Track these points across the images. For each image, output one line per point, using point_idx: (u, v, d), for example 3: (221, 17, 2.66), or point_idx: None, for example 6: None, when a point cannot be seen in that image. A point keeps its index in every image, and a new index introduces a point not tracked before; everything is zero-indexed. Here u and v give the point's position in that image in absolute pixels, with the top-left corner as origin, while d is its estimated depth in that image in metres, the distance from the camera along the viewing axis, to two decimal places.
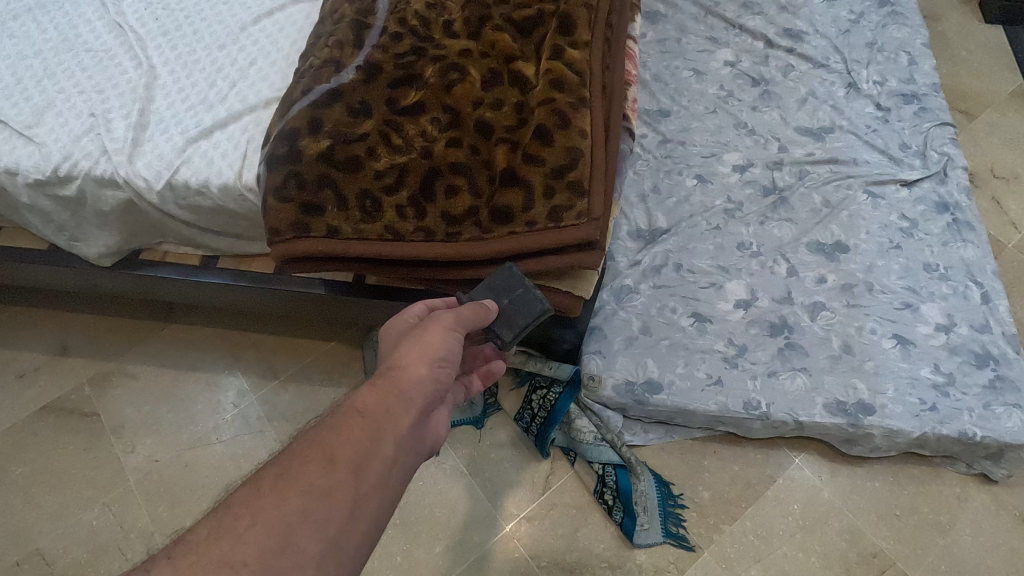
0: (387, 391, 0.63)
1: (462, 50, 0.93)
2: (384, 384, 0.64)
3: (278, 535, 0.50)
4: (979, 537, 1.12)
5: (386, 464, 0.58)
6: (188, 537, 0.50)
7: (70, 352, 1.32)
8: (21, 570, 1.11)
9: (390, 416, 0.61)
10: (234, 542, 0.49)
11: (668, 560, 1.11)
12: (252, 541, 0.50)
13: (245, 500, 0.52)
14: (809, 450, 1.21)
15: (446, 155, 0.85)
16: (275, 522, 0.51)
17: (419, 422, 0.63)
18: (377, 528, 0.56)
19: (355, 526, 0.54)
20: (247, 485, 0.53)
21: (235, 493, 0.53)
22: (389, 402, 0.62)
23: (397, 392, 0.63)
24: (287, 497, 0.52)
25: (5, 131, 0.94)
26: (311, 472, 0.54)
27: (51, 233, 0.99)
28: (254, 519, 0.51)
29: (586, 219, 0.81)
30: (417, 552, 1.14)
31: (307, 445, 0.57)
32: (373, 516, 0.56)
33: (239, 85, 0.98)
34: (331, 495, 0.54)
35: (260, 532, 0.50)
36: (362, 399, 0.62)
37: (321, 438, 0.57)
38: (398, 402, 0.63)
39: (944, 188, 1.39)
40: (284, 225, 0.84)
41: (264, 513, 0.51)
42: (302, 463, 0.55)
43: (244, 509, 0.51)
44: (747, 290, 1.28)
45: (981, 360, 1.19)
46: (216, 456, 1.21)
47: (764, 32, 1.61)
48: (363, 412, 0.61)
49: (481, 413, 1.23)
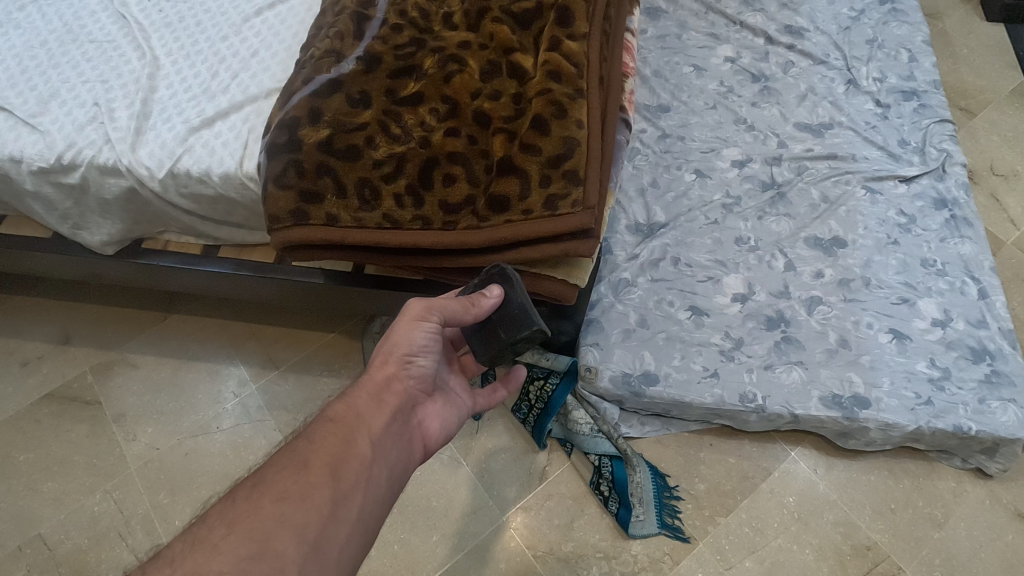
0: (357, 398, 0.70)
1: (461, 42, 0.94)
2: (355, 391, 0.71)
3: (255, 542, 0.55)
4: (973, 531, 1.13)
5: (360, 464, 0.64)
6: (164, 553, 0.55)
7: (72, 341, 1.33)
8: (23, 554, 1.12)
9: (361, 418, 0.68)
10: (209, 552, 0.53)
11: (663, 551, 1.12)
12: (229, 547, 0.54)
13: (221, 512, 0.57)
14: (805, 443, 1.22)
15: (444, 145, 0.86)
16: (252, 528, 0.56)
17: (392, 422, 0.70)
18: (360, 525, 0.61)
19: (334, 525, 0.59)
20: (223, 499, 0.58)
21: (211, 507, 0.58)
22: (360, 408, 0.69)
23: (368, 397, 0.70)
24: (262, 505, 0.57)
25: (10, 119, 0.95)
26: (286, 478, 0.60)
27: (54, 221, 1.00)
28: (230, 529, 0.55)
29: (581, 208, 0.82)
30: (414, 541, 1.15)
31: (282, 455, 0.63)
32: (353, 513, 0.61)
33: (241, 76, 0.99)
34: (309, 497, 0.59)
35: (236, 539, 0.54)
36: (334, 408, 0.69)
37: (296, 446, 0.63)
38: (367, 406, 0.69)
39: (942, 184, 1.39)
40: (284, 212, 0.85)
41: (241, 521, 0.56)
42: (278, 472, 0.61)
43: (219, 520, 0.56)
44: (744, 284, 1.29)
45: (978, 355, 1.19)
46: (216, 445, 1.23)
47: (764, 29, 1.62)
48: (335, 418, 0.67)
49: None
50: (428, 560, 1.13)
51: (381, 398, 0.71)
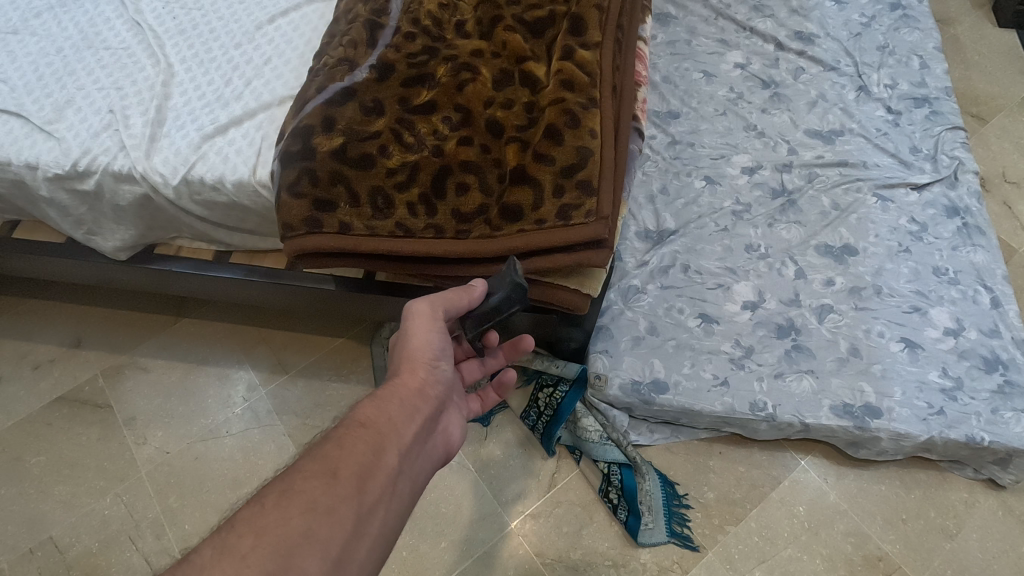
0: (388, 404, 0.68)
1: (474, 51, 0.94)
2: (384, 396, 0.69)
3: (280, 556, 0.53)
4: (986, 542, 1.12)
5: (388, 475, 0.62)
6: (192, 559, 0.53)
7: (84, 345, 1.34)
8: (34, 557, 1.13)
9: (391, 427, 0.66)
10: (235, 565, 0.52)
11: (673, 560, 1.12)
12: (254, 562, 0.52)
13: (248, 519, 0.55)
14: (815, 452, 1.21)
15: (457, 153, 0.87)
16: (277, 541, 0.54)
17: (421, 431, 0.69)
18: (381, 539, 0.60)
19: (358, 540, 0.58)
20: (251, 504, 0.57)
21: (238, 512, 0.56)
22: (390, 415, 0.67)
23: (398, 402, 0.69)
24: (290, 516, 0.55)
25: (26, 126, 0.96)
26: (314, 488, 0.58)
27: (68, 227, 1.01)
28: (258, 540, 0.53)
29: (595, 217, 0.82)
30: (423, 547, 1.15)
31: (312, 460, 0.61)
32: (376, 529, 0.59)
33: (255, 83, 0.99)
34: (335, 511, 0.57)
35: (262, 553, 0.53)
36: (363, 413, 0.67)
37: (326, 451, 0.62)
38: (397, 413, 0.67)
39: (955, 192, 1.38)
40: (297, 221, 0.85)
41: (268, 531, 0.54)
42: (306, 479, 0.59)
43: (247, 528, 0.54)
44: (755, 292, 1.28)
45: (990, 365, 1.18)
46: (226, 449, 1.23)
47: (774, 35, 1.61)
48: (365, 424, 0.65)
49: (489, 410, 1.24)
50: (436, 566, 1.13)
51: (411, 404, 0.69)
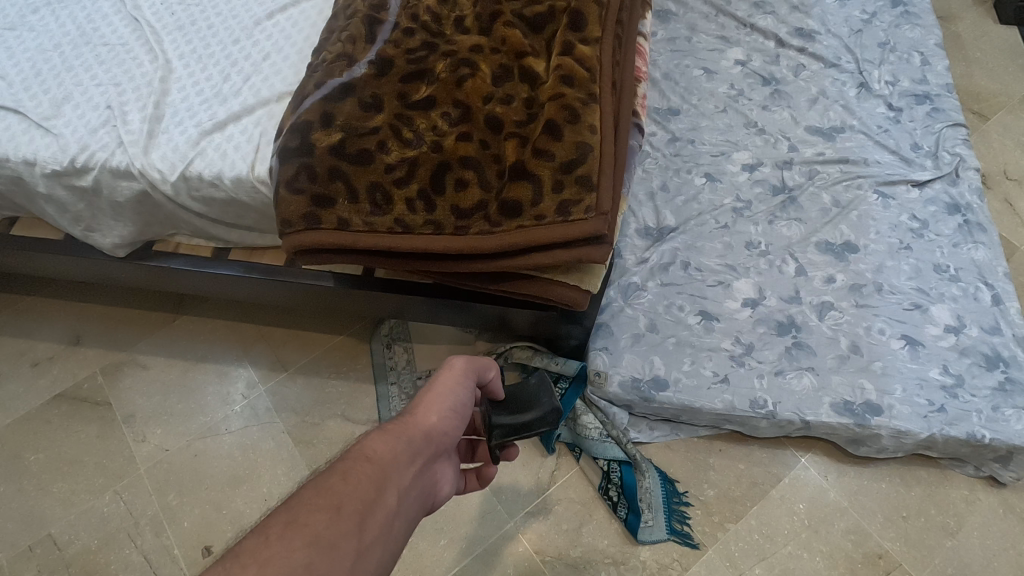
0: (398, 440, 0.64)
1: (473, 46, 0.94)
2: (394, 432, 0.64)
3: None
4: (986, 540, 1.11)
5: (385, 516, 0.58)
6: None
7: (83, 343, 1.33)
8: (33, 555, 1.13)
9: (398, 465, 0.62)
10: None
11: (672, 557, 1.11)
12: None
13: (250, 549, 0.50)
14: (815, 449, 1.21)
15: (456, 149, 0.86)
16: (278, 574, 0.49)
17: (424, 475, 0.64)
18: None
19: None
20: (249, 534, 0.51)
21: (235, 543, 0.50)
22: (397, 452, 0.63)
23: (408, 442, 0.64)
24: (294, 549, 0.51)
25: (24, 122, 0.95)
26: (318, 522, 0.53)
27: (67, 223, 1.01)
28: (256, 572, 0.48)
29: (594, 213, 0.81)
30: (423, 544, 1.14)
31: (315, 490, 0.56)
32: (372, 572, 0.55)
33: (253, 79, 0.99)
34: (336, 549, 0.52)
35: None
36: (371, 446, 0.62)
37: (331, 483, 0.57)
38: (406, 450, 0.63)
39: (956, 189, 1.38)
40: (296, 217, 0.85)
41: (266, 564, 0.49)
42: (309, 511, 0.54)
43: (247, 559, 0.49)
44: (755, 289, 1.28)
45: (991, 362, 1.18)
46: (225, 446, 1.23)
47: (775, 32, 1.61)
48: (373, 458, 0.61)
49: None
50: (436, 564, 1.13)
51: (421, 447, 0.65)
